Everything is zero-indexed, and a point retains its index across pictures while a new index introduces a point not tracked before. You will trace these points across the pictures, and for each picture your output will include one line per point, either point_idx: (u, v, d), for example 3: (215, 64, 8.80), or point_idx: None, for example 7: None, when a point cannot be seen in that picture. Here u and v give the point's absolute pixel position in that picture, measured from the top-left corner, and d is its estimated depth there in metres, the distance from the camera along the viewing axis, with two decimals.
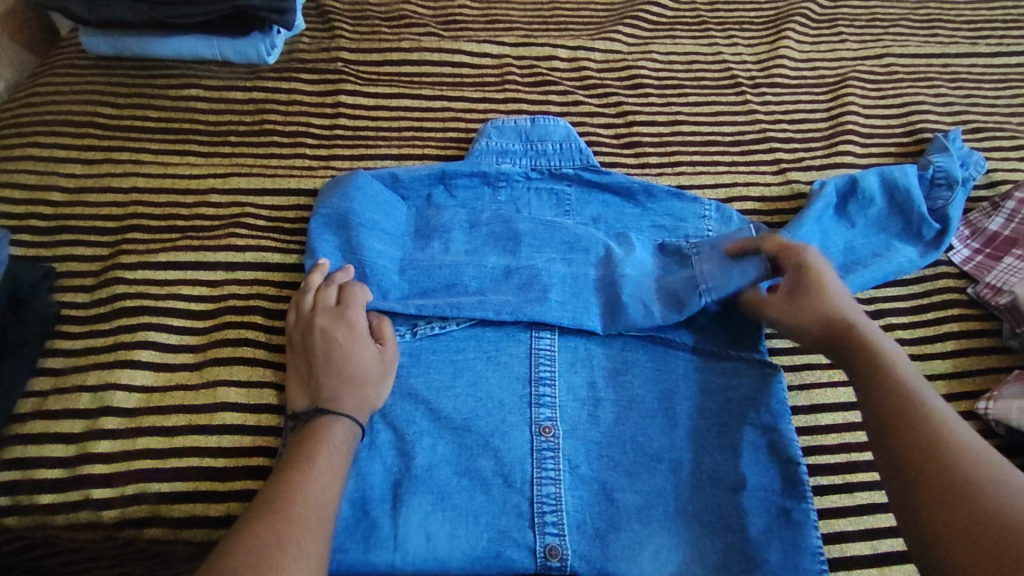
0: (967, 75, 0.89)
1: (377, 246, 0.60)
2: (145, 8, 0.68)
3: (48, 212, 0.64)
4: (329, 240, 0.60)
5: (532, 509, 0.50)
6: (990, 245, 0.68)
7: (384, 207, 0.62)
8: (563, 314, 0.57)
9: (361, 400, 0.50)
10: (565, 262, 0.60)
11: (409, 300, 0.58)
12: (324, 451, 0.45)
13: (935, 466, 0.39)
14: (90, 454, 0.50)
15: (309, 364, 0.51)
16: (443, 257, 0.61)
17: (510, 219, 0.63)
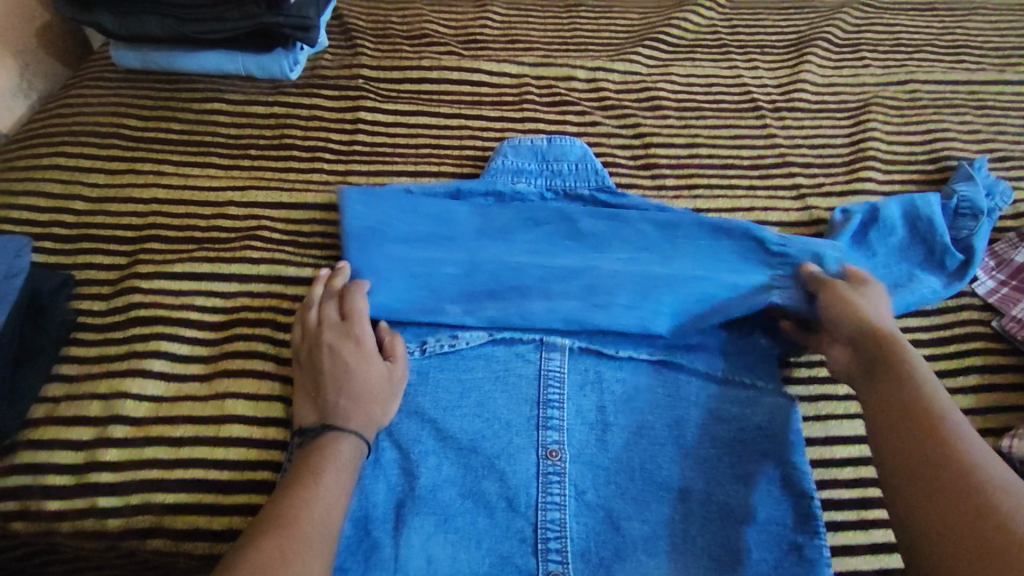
0: (994, 102, 0.88)
1: (429, 251, 0.61)
2: (174, 24, 0.71)
3: (70, 220, 0.65)
4: (366, 249, 0.60)
5: (536, 534, 0.49)
6: (1015, 278, 0.66)
7: (430, 213, 0.63)
8: (626, 321, 0.57)
9: (368, 416, 0.49)
10: (630, 268, 0.61)
11: (473, 303, 0.58)
12: (331, 468, 0.45)
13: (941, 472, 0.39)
14: (98, 462, 0.51)
15: (318, 377, 0.51)
16: (508, 257, 0.61)
17: (573, 219, 0.64)
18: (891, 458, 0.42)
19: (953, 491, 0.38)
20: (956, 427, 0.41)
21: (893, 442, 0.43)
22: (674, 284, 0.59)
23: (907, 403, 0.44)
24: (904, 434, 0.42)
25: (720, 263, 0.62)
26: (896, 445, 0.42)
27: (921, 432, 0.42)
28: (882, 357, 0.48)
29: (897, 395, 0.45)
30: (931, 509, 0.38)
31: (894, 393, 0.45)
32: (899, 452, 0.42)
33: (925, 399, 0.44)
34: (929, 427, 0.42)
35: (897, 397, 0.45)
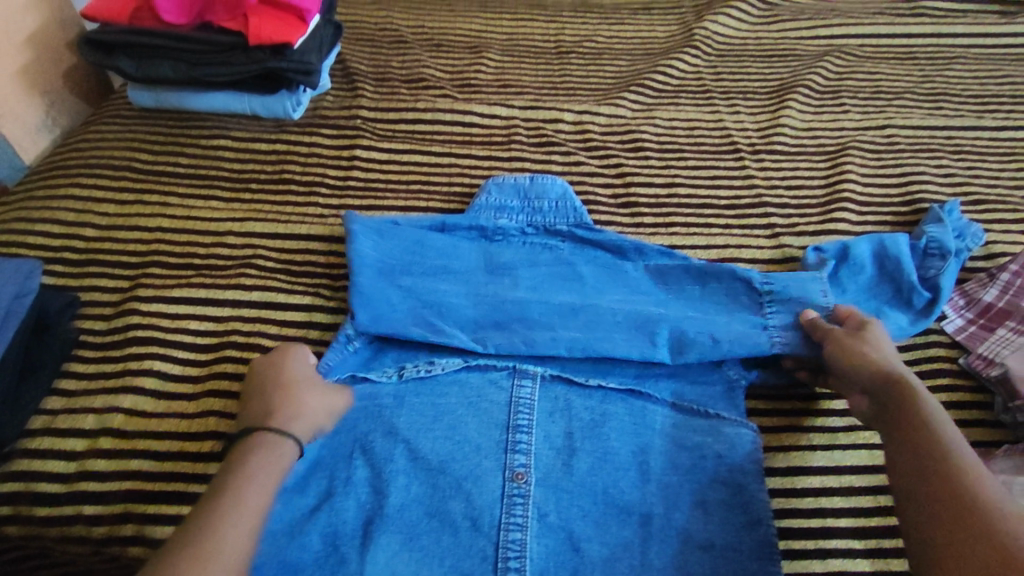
0: (972, 147, 0.91)
1: (439, 283, 0.64)
2: (185, 69, 0.77)
3: (79, 246, 0.70)
4: (372, 280, 0.62)
5: (497, 552, 0.51)
6: (983, 316, 0.68)
7: (431, 249, 0.66)
8: (629, 350, 0.60)
9: (293, 415, 0.52)
10: (628, 303, 0.64)
11: (483, 331, 0.61)
12: (253, 469, 0.47)
13: (952, 506, 0.43)
14: (87, 472, 0.53)
15: (251, 388, 0.55)
16: (509, 291, 0.64)
17: (574, 262, 0.68)
18: (908, 494, 0.46)
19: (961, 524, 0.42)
20: (965, 463, 0.45)
21: (908, 479, 0.46)
22: (664, 314, 0.62)
23: (917, 438, 0.48)
24: (917, 472, 0.46)
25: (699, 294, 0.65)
26: (910, 483, 0.46)
27: (929, 468, 0.45)
28: (894, 397, 0.51)
29: (910, 434, 0.48)
30: (944, 543, 0.42)
31: (905, 431, 0.49)
32: (912, 489, 0.45)
33: (934, 437, 0.47)
34: (937, 465, 0.45)
35: (908, 434, 0.48)
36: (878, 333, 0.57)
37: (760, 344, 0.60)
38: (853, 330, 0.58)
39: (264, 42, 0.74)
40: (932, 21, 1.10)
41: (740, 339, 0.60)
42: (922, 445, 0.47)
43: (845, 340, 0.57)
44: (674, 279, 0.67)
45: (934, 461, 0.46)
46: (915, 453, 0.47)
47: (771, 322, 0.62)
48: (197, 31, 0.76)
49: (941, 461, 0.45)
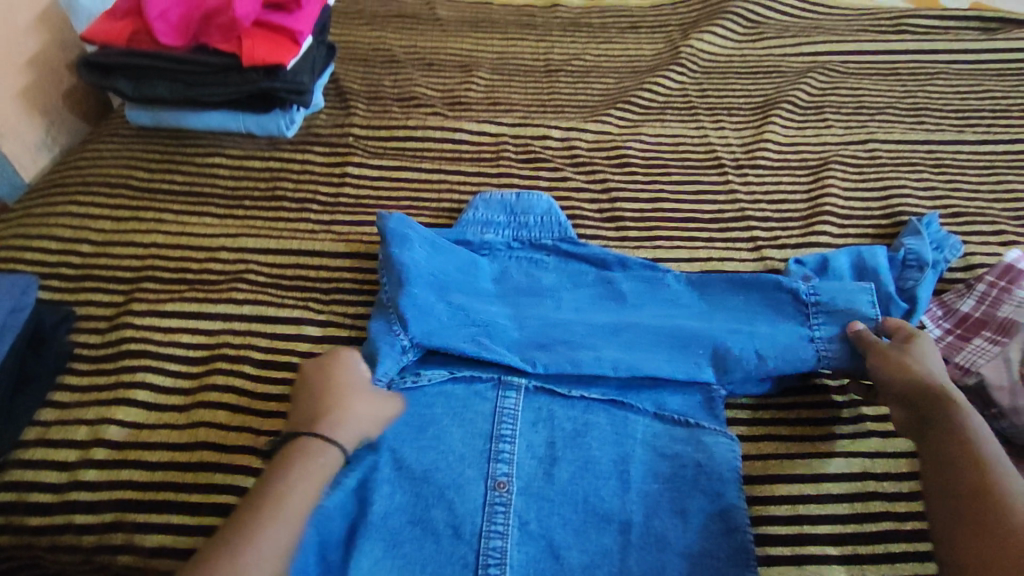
0: (952, 161, 0.92)
1: (482, 302, 0.66)
2: (181, 88, 0.80)
3: (76, 261, 0.71)
4: (420, 293, 0.62)
5: (479, 560, 0.52)
6: (960, 326, 0.69)
7: (469, 270, 0.68)
8: (673, 369, 0.61)
9: (341, 422, 0.54)
10: (666, 320, 0.65)
11: (529, 351, 0.62)
12: (295, 474, 0.50)
13: (981, 517, 0.45)
14: (77, 482, 0.55)
15: (305, 391, 0.57)
16: (555, 315, 0.66)
17: (614, 280, 0.69)
18: (938, 501, 0.48)
19: (990, 535, 0.43)
20: (1000, 476, 0.46)
21: (939, 486, 0.48)
22: (701, 330, 0.63)
23: (952, 449, 0.49)
24: (949, 481, 0.48)
25: (705, 309, 0.67)
26: (941, 489, 0.48)
27: (962, 471, 0.47)
28: (932, 408, 0.53)
29: (946, 444, 0.50)
30: (972, 552, 0.44)
31: (941, 441, 0.50)
32: (943, 496, 0.47)
33: (971, 448, 0.48)
34: (971, 476, 0.47)
35: (945, 444, 0.50)
36: (923, 347, 0.59)
37: (804, 358, 0.61)
38: (898, 344, 0.60)
39: (258, 62, 0.77)
40: (913, 37, 1.12)
41: (784, 355, 0.61)
42: (957, 450, 0.49)
43: (888, 354, 0.59)
44: (665, 294, 0.68)
45: (968, 472, 0.47)
46: (950, 455, 0.49)
47: (816, 334, 0.63)
48: (192, 52, 0.78)
49: (974, 466, 0.47)
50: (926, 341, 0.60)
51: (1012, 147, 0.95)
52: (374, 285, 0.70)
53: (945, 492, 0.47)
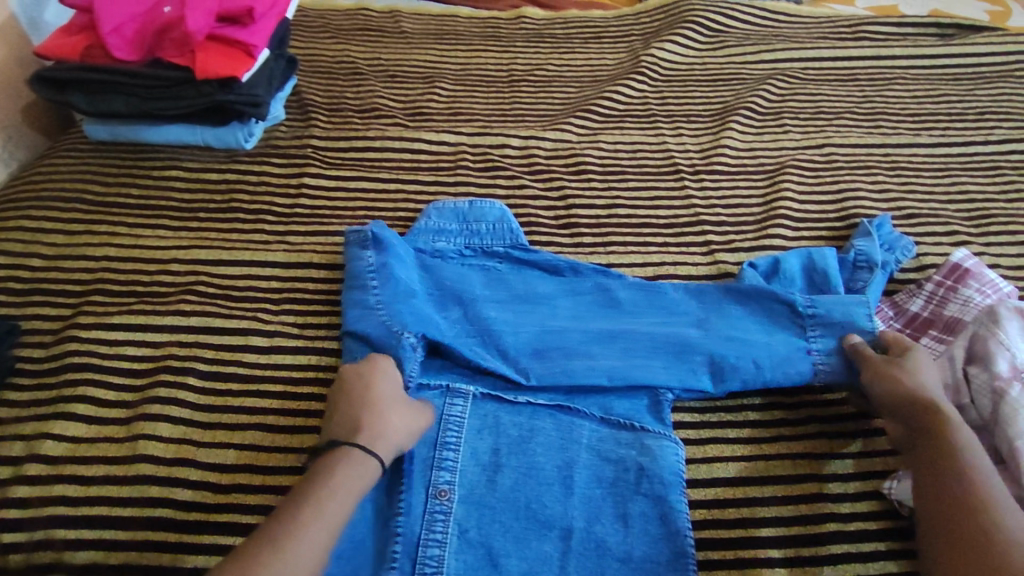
0: (907, 164, 0.93)
1: (476, 310, 0.66)
2: (137, 103, 0.80)
3: (25, 275, 0.71)
4: (410, 304, 0.64)
5: (416, 569, 0.51)
6: (909, 326, 0.69)
7: (460, 280, 0.68)
8: (669, 377, 0.61)
9: (380, 435, 0.52)
10: (665, 327, 0.65)
11: (523, 361, 0.62)
12: (328, 483, 0.48)
13: (969, 536, 0.46)
14: (11, 498, 0.54)
15: (341, 400, 0.55)
16: (551, 321, 0.66)
17: (611, 287, 0.69)
18: (928, 517, 0.49)
19: (977, 556, 0.45)
20: (988, 495, 0.48)
21: (930, 504, 0.49)
22: (698, 339, 0.63)
23: (943, 465, 0.50)
24: (940, 499, 0.49)
25: (699, 314, 0.67)
26: (930, 505, 0.49)
27: (955, 494, 0.48)
28: (923, 421, 0.53)
29: (937, 459, 0.51)
30: (958, 569, 0.46)
31: (932, 456, 0.51)
32: (933, 514, 0.49)
33: (961, 466, 0.49)
34: (961, 495, 0.48)
35: (937, 460, 0.51)
36: (918, 357, 0.59)
37: (800, 370, 0.62)
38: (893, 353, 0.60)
39: (211, 76, 0.77)
40: (872, 43, 1.14)
41: (778, 366, 0.62)
42: (952, 471, 0.49)
43: (883, 364, 0.59)
44: (662, 299, 0.68)
45: (957, 491, 0.48)
46: (943, 477, 0.50)
47: (814, 346, 0.64)
48: (147, 67, 0.79)
49: (968, 490, 0.48)
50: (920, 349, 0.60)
51: (967, 149, 0.96)
52: (324, 294, 0.70)
53: (936, 514, 0.48)
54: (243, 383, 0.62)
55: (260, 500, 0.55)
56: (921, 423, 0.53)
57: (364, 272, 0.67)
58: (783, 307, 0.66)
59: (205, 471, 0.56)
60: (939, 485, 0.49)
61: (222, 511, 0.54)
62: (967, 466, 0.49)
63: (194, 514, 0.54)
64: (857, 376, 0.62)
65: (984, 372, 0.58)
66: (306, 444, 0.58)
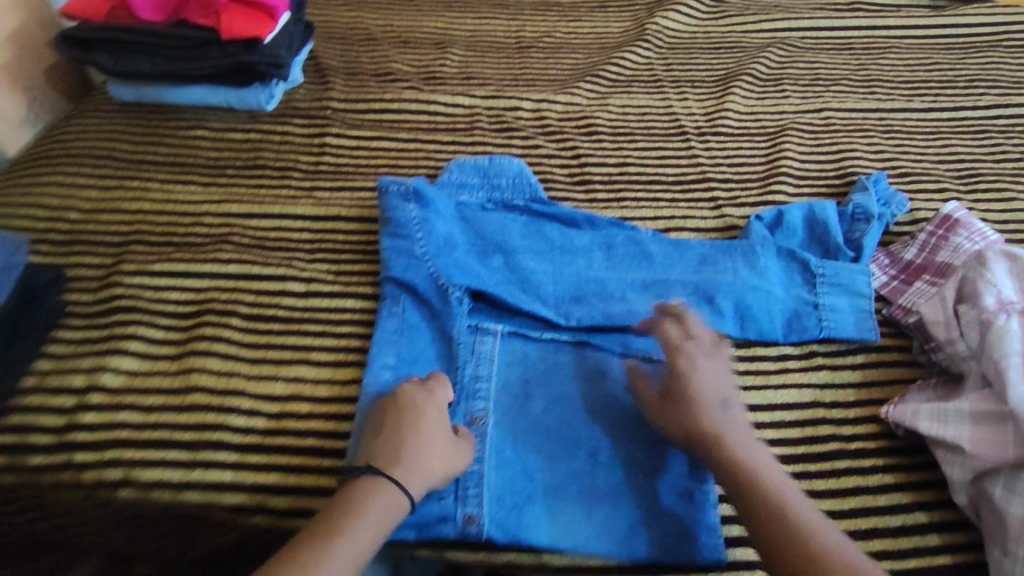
0: (900, 127, 0.98)
1: (516, 260, 0.70)
2: (162, 63, 0.82)
3: (64, 227, 0.74)
4: (454, 256, 0.68)
5: (457, 483, 0.55)
6: (903, 272, 0.74)
7: (498, 232, 0.73)
8: (701, 322, 0.66)
9: (419, 472, 0.52)
10: (693, 276, 0.70)
11: (563, 306, 0.68)
12: (358, 524, 0.48)
13: (786, 536, 0.48)
14: (77, 424, 0.57)
15: (387, 426, 0.54)
16: (587, 271, 0.71)
17: (643, 241, 0.74)
18: (749, 518, 0.50)
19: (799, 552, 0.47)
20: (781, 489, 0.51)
21: (747, 507, 0.50)
22: (726, 286, 0.68)
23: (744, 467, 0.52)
24: (752, 500, 0.50)
25: (723, 261, 0.71)
26: (748, 509, 0.50)
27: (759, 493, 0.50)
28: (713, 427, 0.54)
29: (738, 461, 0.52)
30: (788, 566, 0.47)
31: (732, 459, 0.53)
32: (752, 515, 0.50)
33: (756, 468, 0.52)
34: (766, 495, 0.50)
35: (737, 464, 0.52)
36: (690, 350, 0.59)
37: (812, 322, 0.68)
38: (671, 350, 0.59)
39: (236, 36, 0.80)
40: (866, 14, 1.18)
41: (791, 318, 0.68)
42: (754, 502, 0.50)
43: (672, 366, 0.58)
44: (688, 251, 0.73)
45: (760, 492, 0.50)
46: (751, 512, 0.50)
47: (822, 302, 0.69)
48: (172, 28, 0.81)
49: (766, 506, 0.50)
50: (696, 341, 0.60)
51: (957, 113, 1.01)
52: (354, 245, 0.74)
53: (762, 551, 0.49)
54: (284, 324, 0.66)
55: (309, 425, 0.59)
56: (714, 457, 0.53)
57: (408, 222, 0.69)
58: (795, 265, 0.71)
59: (255, 400, 0.60)
60: (750, 523, 0.50)
61: (275, 435, 0.58)
62: (766, 491, 0.50)
63: (249, 437, 0.58)
64: (863, 328, 0.68)
65: (972, 309, 0.62)
66: (349, 376, 0.62)
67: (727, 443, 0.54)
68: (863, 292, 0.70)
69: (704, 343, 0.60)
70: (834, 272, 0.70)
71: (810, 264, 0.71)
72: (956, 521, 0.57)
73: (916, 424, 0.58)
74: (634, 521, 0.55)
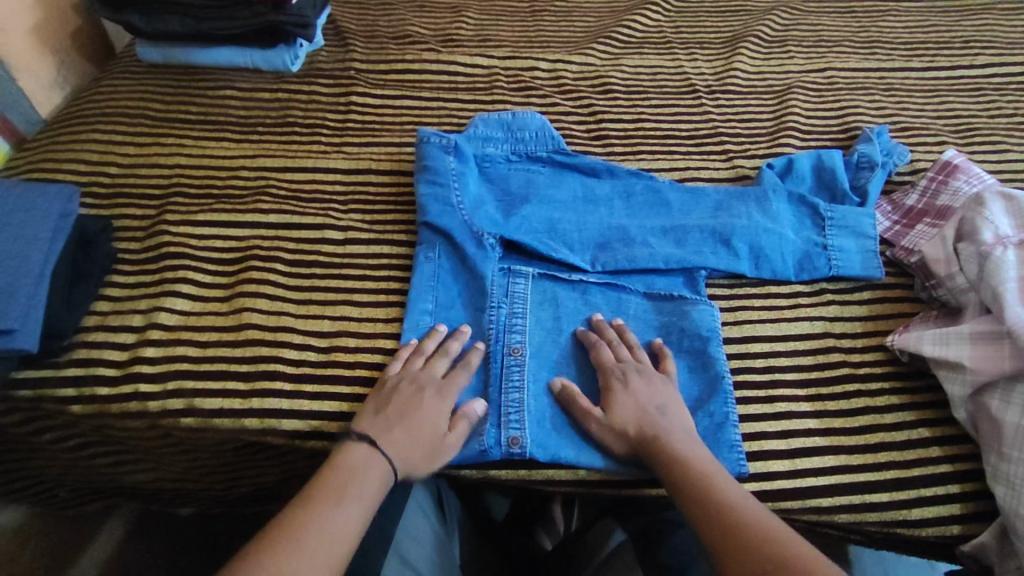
0: (900, 85, 1.02)
1: (542, 210, 0.74)
2: (193, 23, 0.84)
3: (105, 181, 0.77)
4: (486, 208, 0.72)
5: (499, 411, 0.60)
6: (905, 217, 0.78)
7: (524, 185, 0.77)
8: (719, 262, 0.70)
9: (405, 450, 0.55)
10: (711, 221, 0.74)
11: (589, 252, 0.71)
12: (357, 484, 0.52)
13: (733, 534, 0.49)
14: (139, 358, 0.61)
15: (393, 403, 0.57)
16: (610, 220, 0.75)
17: (661, 189, 0.78)
18: (699, 526, 0.51)
19: (747, 547, 0.48)
20: (725, 490, 0.52)
21: (696, 514, 0.51)
22: (741, 231, 0.72)
23: (686, 475, 0.53)
24: (697, 507, 0.51)
25: (740, 208, 0.75)
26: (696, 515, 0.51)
27: (702, 496, 0.52)
28: (652, 442, 0.56)
29: (680, 471, 0.53)
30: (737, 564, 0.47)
31: (674, 469, 0.54)
32: (700, 522, 0.51)
33: (700, 472, 0.53)
34: (711, 499, 0.51)
35: (679, 473, 0.53)
36: (621, 369, 0.60)
37: (822, 263, 0.72)
38: (603, 371, 0.61)
39: None
40: None
41: (802, 259, 0.73)
42: (703, 506, 0.51)
43: (606, 387, 0.60)
44: (704, 199, 0.77)
45: (704, 497, 0.52)
46: (704, 519, 0.50)
47: (831, 244, 0.73)
48: None
49: (711, 508, 0.51)
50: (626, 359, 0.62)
51: (953, 72, 1.05)
52: (386, 196, 0.77)
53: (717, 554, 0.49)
54: (325, 267, 0.69)
55: (357, 358, 0.63)
56: (660, 469, 0.54)
57: (445, 172, 0.73)
58: (805, 211, 0.76)
59: (305, 336, 0.64)
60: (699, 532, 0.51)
61: (325, 366, 0.62)
62: (712, 496, 0.51)
63: (302, 369, 0.61)
64: (869, 267, 0.72)
65: (971, 244, 0.66)
66: (391, 315, 0.66)
67: (670, 452, 0.55)
68: (869, 234, 0.74)
69: (631, 360, 0.61)
70: (842, 215, 0.75)
71: (819, 209, 0.75)
72: (957, 435, 0.61)
73: (920, 348, 0.62)
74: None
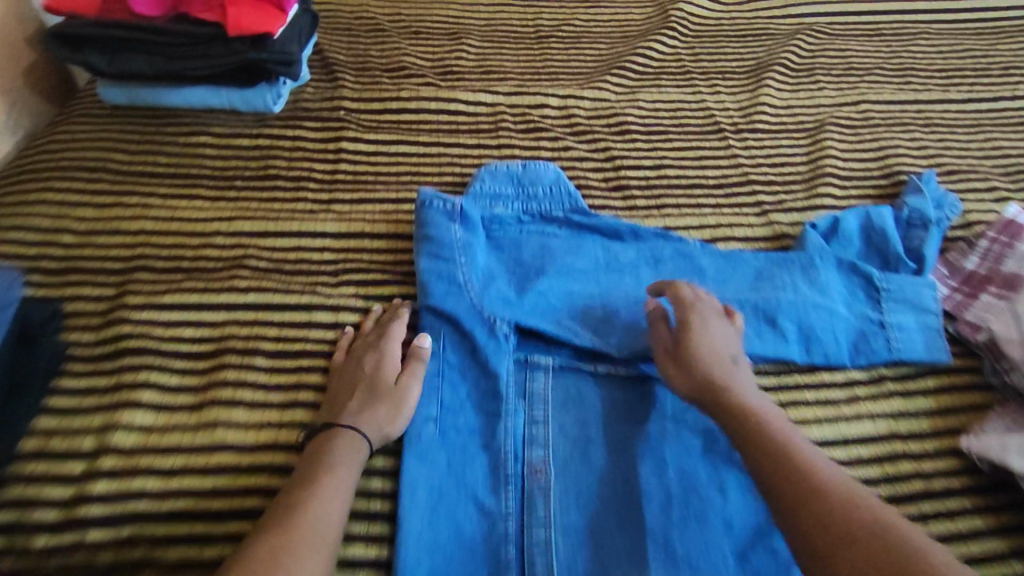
0: (940, 120, 0.94)
1: (561, 283, 0.65)
2: (162, 62, 0.74)
3: (58, 253, 0.67)
4: (498, 285, 0.63)
5: (523, 555, 0.50)
6: (966, 284, 0.69)
7: (539, 251, 0.67)
8: (765, 348, 0.62)
9: (362, 417, 0.53)
10: (752, 295, 0.65)
11: (614, 333, 0.62)
12: (331, 468, 0.49)
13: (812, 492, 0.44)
14: (86, 496, 0.51)
15: (339, 384, 0.56)
16: (637, 292, 0.66)
17: (692, 255, 0.69)
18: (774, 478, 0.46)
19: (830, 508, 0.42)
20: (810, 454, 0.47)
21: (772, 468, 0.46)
22: (787, 308, 0.64)
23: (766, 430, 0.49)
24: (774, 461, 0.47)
25: (784, 279, 0.66)
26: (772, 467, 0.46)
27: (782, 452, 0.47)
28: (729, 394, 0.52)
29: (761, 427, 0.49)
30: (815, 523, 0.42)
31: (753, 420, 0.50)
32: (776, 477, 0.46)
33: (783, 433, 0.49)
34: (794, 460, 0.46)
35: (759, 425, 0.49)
36: (700, 317, 0.58)
37: (879, 344, 0.64)
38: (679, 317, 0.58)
39: (244, 31, 0.72)
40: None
41: (857, 339, 0.64)
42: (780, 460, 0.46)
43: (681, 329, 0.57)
44: (742, 266, 0.68)
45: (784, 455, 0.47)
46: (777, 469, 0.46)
47: (888, 320, 0.65)
48: (171, 23, 0.73)
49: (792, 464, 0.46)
50: (707, 308, 0.59)
51: (996, 104, 0.97)
52: (382, 267, 0.68)
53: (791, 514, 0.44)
54: (312, 361, 0.60)
55: None
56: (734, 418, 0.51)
57: (451, 245, 0.64)
58: (857, 281, 0.67)
59: (289, 455, 0.54)
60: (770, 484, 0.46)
61: None
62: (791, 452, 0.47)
63: None
64: (932, 350, 0.64)
65: None
66: None
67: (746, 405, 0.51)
68: (930, 307, 0.65)
69: (710, 311, 0.59)
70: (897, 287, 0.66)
71: (871, 279, 0.67)
72: None
73: (1006, 459, 0.54)
74: (726, 558, 0.50)
